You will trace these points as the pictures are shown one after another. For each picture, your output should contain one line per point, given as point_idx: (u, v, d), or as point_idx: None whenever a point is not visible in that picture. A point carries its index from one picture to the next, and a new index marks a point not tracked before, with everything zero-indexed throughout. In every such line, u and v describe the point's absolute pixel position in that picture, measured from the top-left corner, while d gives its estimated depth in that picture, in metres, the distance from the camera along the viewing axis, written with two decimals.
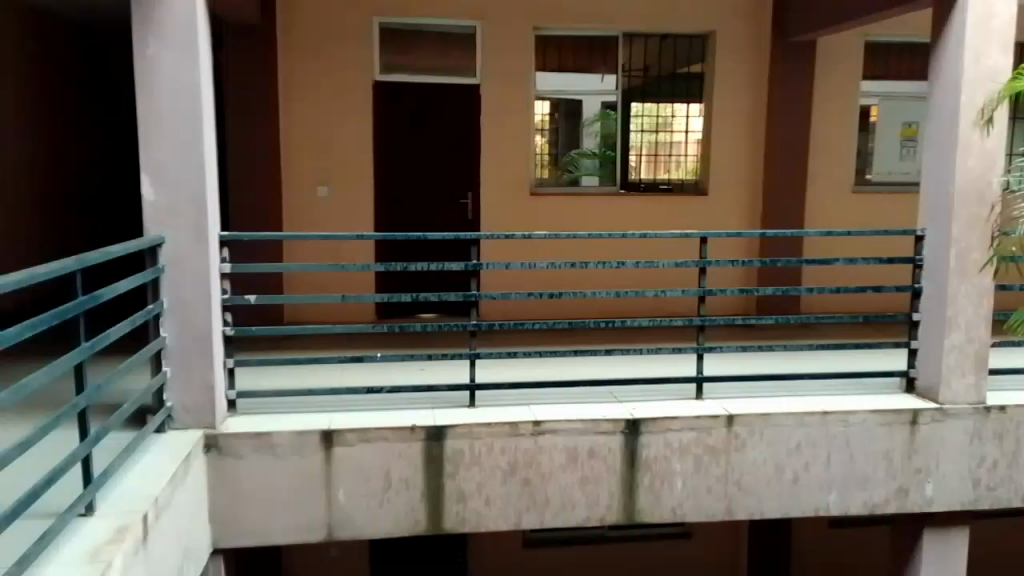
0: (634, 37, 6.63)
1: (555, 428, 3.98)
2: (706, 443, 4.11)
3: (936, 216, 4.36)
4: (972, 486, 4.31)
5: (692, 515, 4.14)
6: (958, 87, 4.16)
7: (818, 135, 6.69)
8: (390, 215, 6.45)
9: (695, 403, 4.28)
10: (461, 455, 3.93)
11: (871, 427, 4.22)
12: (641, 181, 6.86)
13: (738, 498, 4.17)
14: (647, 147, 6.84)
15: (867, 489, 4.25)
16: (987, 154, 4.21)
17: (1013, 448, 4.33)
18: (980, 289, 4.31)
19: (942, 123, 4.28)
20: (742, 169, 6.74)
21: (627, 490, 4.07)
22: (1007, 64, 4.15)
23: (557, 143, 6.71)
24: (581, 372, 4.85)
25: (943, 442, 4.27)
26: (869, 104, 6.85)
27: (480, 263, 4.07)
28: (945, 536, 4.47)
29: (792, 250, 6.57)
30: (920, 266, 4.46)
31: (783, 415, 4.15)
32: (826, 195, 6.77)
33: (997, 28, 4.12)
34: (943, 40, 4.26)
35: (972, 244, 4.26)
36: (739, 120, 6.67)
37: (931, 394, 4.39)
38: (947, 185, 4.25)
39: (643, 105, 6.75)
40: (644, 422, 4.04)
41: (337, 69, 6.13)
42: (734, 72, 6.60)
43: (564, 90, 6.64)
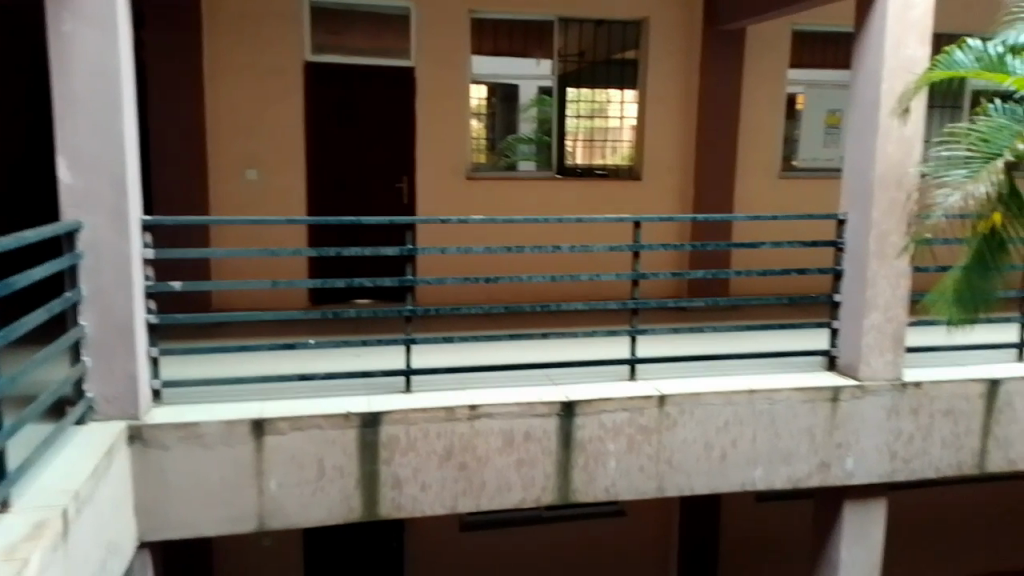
0: (569, 23, 6.66)
1: (490, 412, 3.99)
2: (639, 423, 4.19)
3: (856, 201, 4.53)
4: (889, 459, 4.52)
5: (625, 495, 4.22)
6: (878, 76, 4.31)
7: (747, 122, 6.84)
8: (323, 199, 6.33)
9: (628, 384, 4.35)
10: (396, 441, 3.90)
11: (795, 405, 4.37)
12: (577, 167, 6.93)
13: (669, 476, 4.27)
14: (583, 132, 6.91)
15: (791, 464, 4.41)
16: (904, 141, 4.38)
17: (927, 422, 4.55)
18: (898, 271, 4.50)
19: (863, 112, 4.44)
20: (675, 155, 6.85)
21: (562, 471, 4.13)
22: (924, 54, 4.33)
23: (494, 128, 6.70)
24: (516, 355, 4.87)
25: (863, 418, 4.46)
26: (796, 92, 7.04)
27: (415, 248, 4.04)
28: (864, 508, 4.67)
29: (722, 234, 6.73)
30: (842, 249, 4.65)
31: (713, 395, 4.26)
32: (756, 181, 6.95)
33: (915, 19, 4.28)
34: (864, 30, 4.41)
35: (890, 228, 4.45)
36: (672, 106, 6.77)
37: (851, 371, 4.58)
38: (868, 171, 4.42)
39: (578, 91, 6.82)
40: (578, 404, 4.09)
41: (267, 49, 5.96)
42: (667, 58, 6.69)
43: (500, 75, 6.61)
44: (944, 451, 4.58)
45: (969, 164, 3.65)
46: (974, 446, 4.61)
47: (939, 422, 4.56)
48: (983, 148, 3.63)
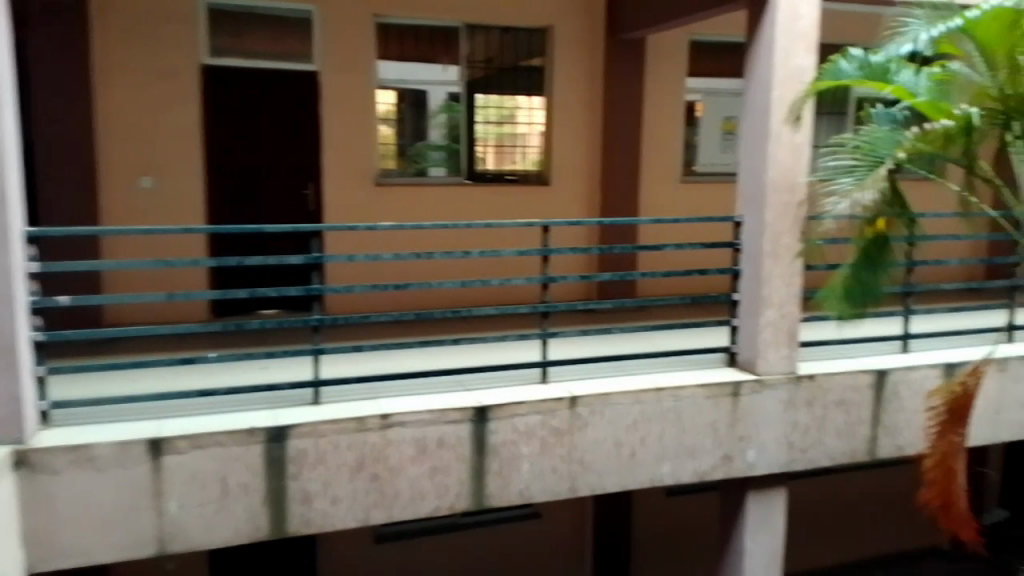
0: (475, 29, 6.67)
1: (402, 420, 3.96)
2: (551, 425, 4.24)
3: (751, 204, 4.73)
4: (787, 450, 4.74)
5: (538, 497, 4.26)
6: (769, 84, 4.53)
7: (649, 127, 7.04)
8: (223, 206, 6.12)
9: (539, 387, 4.40)
10: (305, 455, 3.81)
11: (700, 401, 4.52)
12: (487, 172, 6.95)
13: (581, 476, 4.34)
14: (492, 138, 6.95)
15: (696, 459, 4.56)
16: (795, 146, 4.61)
17: (821, 413, 4.79)
18: (792, 269, 4.72)
19: (756, 117, 4.65)
20: (582, 160, 6.98)
21: (475, 477, 4.13)
22: (810, 63, 4.58)
23: (404, 133, 6.63)
24: (426, 362, 4.84)
25: (762, 411, 4.66)
26: (694, 100, 7.30)
27: (322, 256, 3.96)
28: (765, 498, 4.87)
29: (628, 237, 6.90)
30: (739, 250, 4.85)
31: (622, 395, 4.36)
32: (658, 185, 7.15)
33: (803, 29, 4.53)
34: (755, 40, 4.63)
35: (783, 229, 4.67)
36: (579, 113, 6.90)
37: (750, 366, 4.77)
38: (760, 174, 4.63)
39: (486, 97, 6.86)
40: (491, 408, 4.10)
41: (161, 51, 5.73)
42: (571, 65, 6.80)
43: (408, 80, 6.56)
44: (838, 440, 4.84)
45: (855, 171, 3.83)
46: (865, 434, 4.89)
47: (832, 412, 4.81)
48: (867, 156, 3.84)
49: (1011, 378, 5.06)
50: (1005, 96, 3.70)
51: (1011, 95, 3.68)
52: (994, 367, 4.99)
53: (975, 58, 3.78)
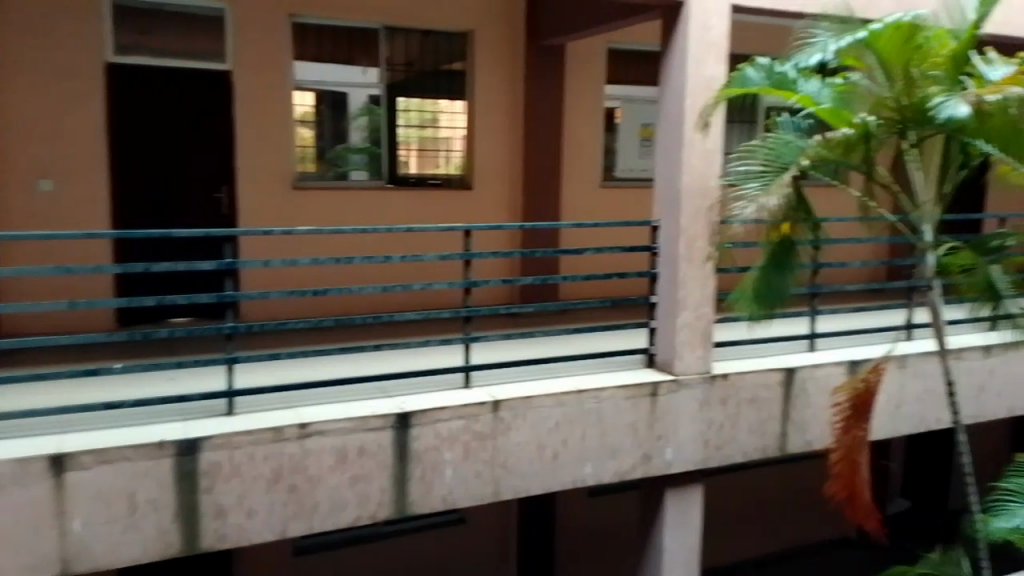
0: (395, 32, 6.61)
1: (321, 429, 3.87)
2: (473, 429, 4.23)
3: (667, 209, 4.86)
4: (703, 447, 4.88)
5: (462, 502, 4.25)
6: (682, 92, 4.67)
7: (570, 132, 7.12)
8: (131, 210, 5.87)
9: (461, 392, 4.39)
10: (218, 467, 3.69)
11: (620, 402, 4.60)
12: (410, 176, 6.86)
13: (504, 479, 4.36)
14: (414, 141, 6.87)
15: (617, 459, 4.63)
16: (707, 153, 4.76)
17: (735, 410, 4.95)
18: (706, 273, 4.87)
19: (670, 123, 4.78)
20: (504, 165, 7.00)
21: (397, 484, 4.08)
22: (721, 73, 4.75)
23: (323, 135, 6.50)
24: (346, 369, 4.76)
25: (679, 410, 4.79)
26: (613, 106, 7.44)
27: (235, 261, 3.85)
28: (683, 495, 5.00)
29: (549, 240, 6.98)
30: (656, 253, 4.96)
31: (544, 397, 4.39)
32: (579, 190, 7.26)
33: (712, 40, 4.70)
34: (669, 49, 4.76)
35: (697, 233, 4.81)
36: (500, 117, 6.91)
37: (668, 367, 4.89)
38: (676, 180, 4.75)
39: (407, 100, 6.80)
40: (413, 414, 4.07)
41: (61, 47, 5.44)
42: (492, 69, 6.82)
43: (325, 81, 6.44)
44: (751, 436, 5.01)
45: (761, 177, 3.99)
46: (776, 430, 5.07)
47: (745, 410, 4.97)
48: (774, 164, 3.99)
49: (909, 374, 5.35)
50: (901, 106, 3.90)
51: (906, 105, 3.88)
52: (894, 364, 5.26)
53: (875, 70, 3.93)
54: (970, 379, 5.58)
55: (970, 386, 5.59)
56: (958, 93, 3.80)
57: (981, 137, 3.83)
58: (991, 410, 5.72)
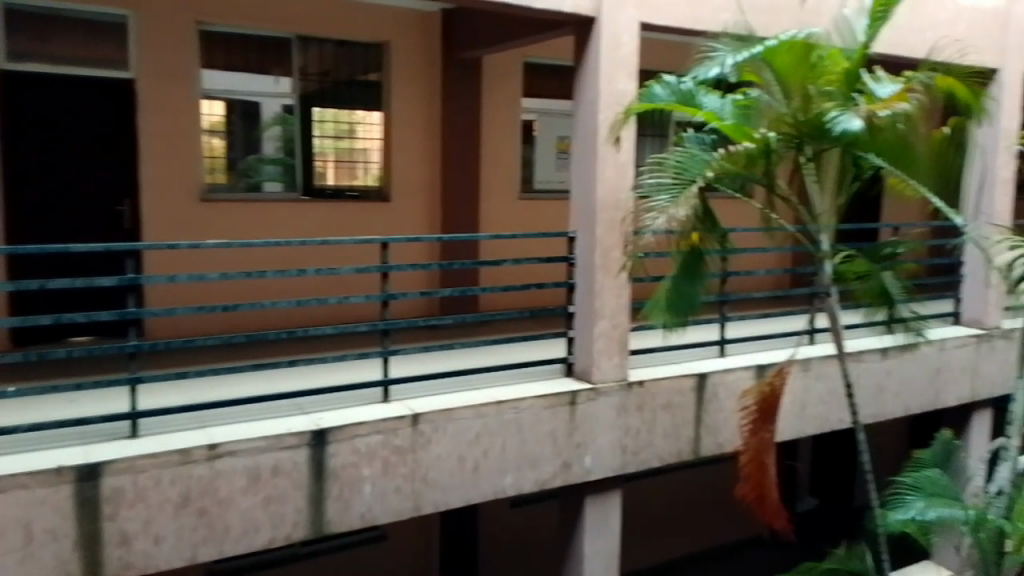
0: (308, 42, 6.50)
1: (232, 449, 3.75)
2: (392, 444, 4.18)
3: (582, 220, 4.94)
4: (621, 453, 4.97)
5: (381, 518, 4.19)
6: (596, 106, 4.79)
7: (487, 144, 7.17)
8: (25, 224, 5.57)
9: (380, 407, 4.33)
10: (122, 493, 3.52)
11: (539, 411, 4.64)
12: (326, 187, 6.75)
13: (424, 494, 4.32)
14: (331, 152, 6.77)
15: (537, 468, 4.67)
16: (620, 166, 4.88)
17: (650, 416, 5.07)
18: (621, 283, 4.99)
19: (584, 137, 4.88)
20: (422, 177, 6.97)
21: (314, 503, 3.99)
22: (631, 88, 4.88)
23: (234, 146, 6.31)
24: (259, 387, 4.62)
25: (597, 417, 4.86)
26: (529, 119, 7.53)
27: (139, 277, 3.70)
28: (602, 502, 5.07)
29: (468, 251, 6.98)
30: (573, 264, 5.03)
31: (463, 409, 4.39)
32: (498, 201, 7.30)
33: (623, 57, 4.83)
34: (582, 65, 4.87)
35: (611, 243, 4.92)
36: (417, 129, 6.89)
37: (586, 375, 4.96)
38: (591, 193, 4.85)
39: (323, 110, 6.70)
40: (329, 431, 3.99)
41: None
42: (408, 81, 6.80)
43: (236, 90, 6.26)
44: (666, 441, 5.14)
45: (669, 190, 4.10)
46: (689, 435, 5.22)
47: (660, 415, 5.10)
48: (681, 176, 4.12)
49: (812, 377, 5.60)
50: (798, 122, 4.07)
51: (803, 121, 4.06)
52: (798, 366, 5.50)
53: (772, 86, 4.10)
54: (868, 380, 5.88)
55: (869, 386, 5.89)
56: (851, 109, 4.03)
57: (871, 150, 4.09)
58: (889, 408, 6.04)
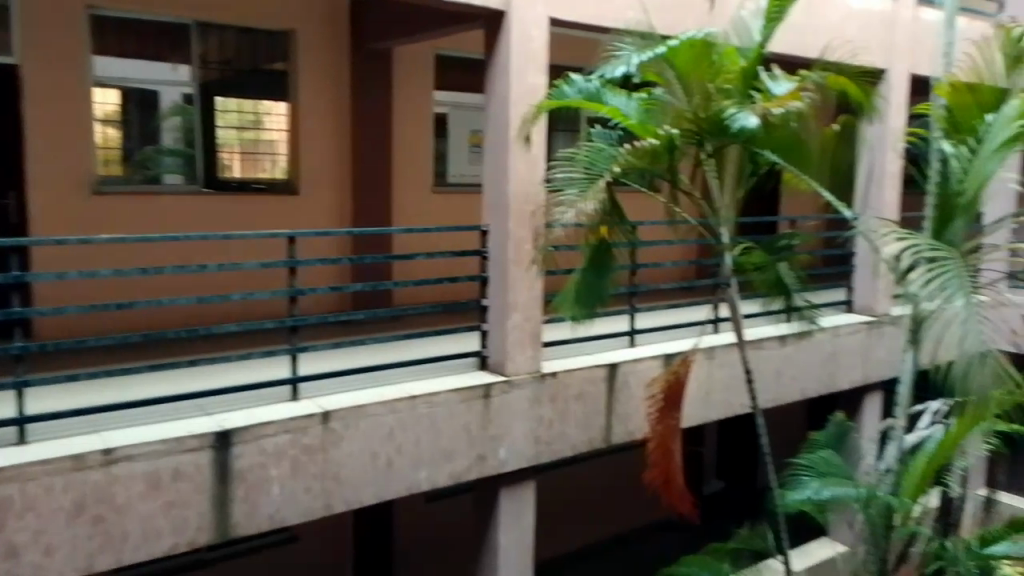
0: (209, 29, 6.24)
1: (130, 454, 3.59)
2: (301, 443, 4.09)
3: (495, 213, 4.96)
4: (535, 444, 5.02)
5: (290, 519, 4.10)
6: (506, 100, 4.81)
7: (399, 137, 7.09)
8: None
9: (288, 406, 4.23)
10: (8, 503, 3.33)
11: (453, 405, 4.63)
12: (231, 180, 6.51)
13: (336, 492, 4.25)
14: (238, 144, 6.53)
15: (451, 462, 4.66)
16: (531, 160, 4.92)
17: (563, 407, 5.14)
18: (533, 276, 5.03)
19: (496, 130, 4.88)
20: (331, 170, 6.83)
21: (219, 506, 3.87)
22: (542, 83, 4.93)
23: (130, 135, 5.98)
24: (160, 388, 4.44)
25: (511, 410, 4.89)
26: (441, 112, 7.48)
27: (24, 275, 3.48)
28: (516, 493, 5.12)
29: (380, 245, 6.89)
30: (487, 257, 5.04)
31: (376, 405, 4.33)
32: (411, 194, 7.24)
33: (532, 51, 4.86)
34: (492, 58, 4.87)
35: (523, 236, 4.96)
36: (326, 120, 6.75)
37: (500, 368, 4.99)
38: (503, 186, 4.87)
39: (226, 100, 6.44)
40: (234, 432, 3.87)
41: None
42: (316, 71, 6.65)
43: (131, 78, 5.93)
44: (579, 431, 5.22)
45: (576, 184, 4.19)
46: (601, 424, 5.32)
47: (572, 405, 5.18)
48: (587, 170, 4.22)
49: (716, 364, 5.81)
50: (699, 119, 4.20)
51: (703, 118, 4.20)
52: (702, 355, 5.70)
53: (674, 85, 4.22)
54: (768, 367, 6.15)
55: (768, 373, 6.16)
56: (747, 106, 4.17)
57: (769, 147, 4.28)
58: (787, 393, 6.33)
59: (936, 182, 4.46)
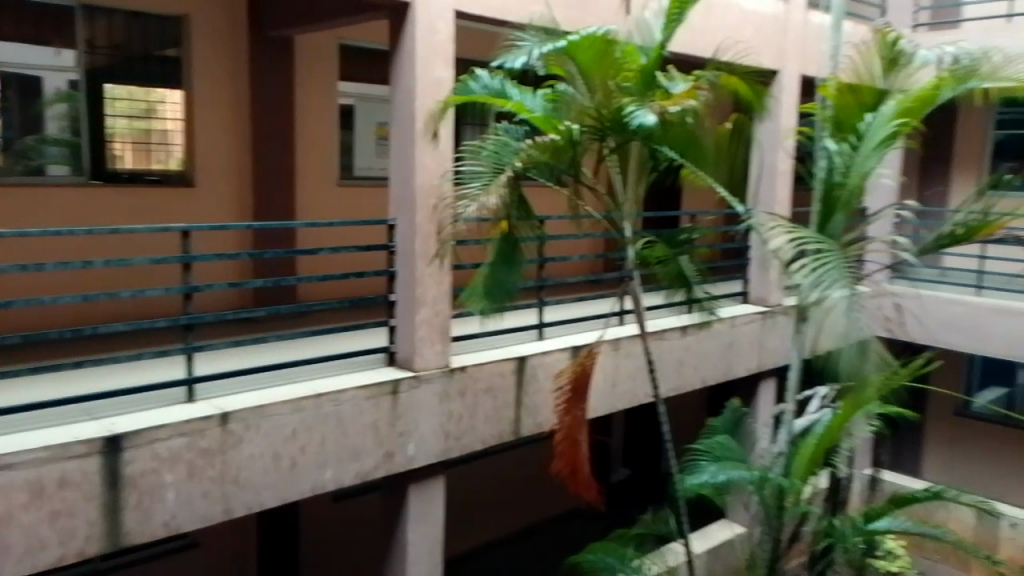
0: (96, 12, 5.90)
1: (9, 462, 3.37)
2: (199, 446, 3.94)
3: (401, 207, 4.90)
4: (444, 439, 5.00)
5: (187, 525, 3.94)
6: (412, 92, 4.75)
7: (303, 128, 6.91)
8: None
9: (184, 407, 4.05)
10: None
11: (360, 402, 4.56)
12: (123, 171, 6.17)
13: (236, 496, 4.11)
14: (131, 134, 6.18)
15: (358, 460, 4.59)
16: (438, 153, 4.89)
17: (472, 401, 5.14)
18: (441, 270, 5.00)
19: (401, 123, 4.82)
20: (230, 162, 6.60)
21: (110, 514, 3.68)
22: (448, 76, 4.90)
23: (9, 124, 5.61)
24: (44, 393, 4.18)
25: (419, 406, 4.85)
26: (346, 103, 7.32)
27: None
28: (425, 490, 5.09)
29: (282, 240, 6.71)
30: (394, 251, 4.98)
31: (278, 405, 4.21)
32: (315, 187, 7.08)
33: (438, 44, 4.82)
34: (398, 49, 4.80)
35: (430, 231, 4.92)
36: (226, 111, 6.52)
37: (408, 363, 4.94)
38: (409, 180, 4.82)
39: (114, 87, 6.07)
40: (125, 436, 3.68)
41: None
42: (213, 59, 6.40)
43: (9, 62, 5.56)
44: (488, 425, 5.23)
45: (481, 177, 4.25)
46: (510, 417, 5.35)
47: (481, 399, 5.18)
48: (491, 164, 4.24)
49: (621, 355, 5.94)
50: (601, 115, 4.26)
51: (604, 114, 4.25)
52: (608, 347, 5.81)
53: (577, 80, 4.27)
54: (670, 357, 6.33)
55: (670, 362, 6.35)
56: (646, 104, 4.24)
57: (666, 144, 4.40)
58: (688, 382, 6.54)
59: (821, 178, 4.65)
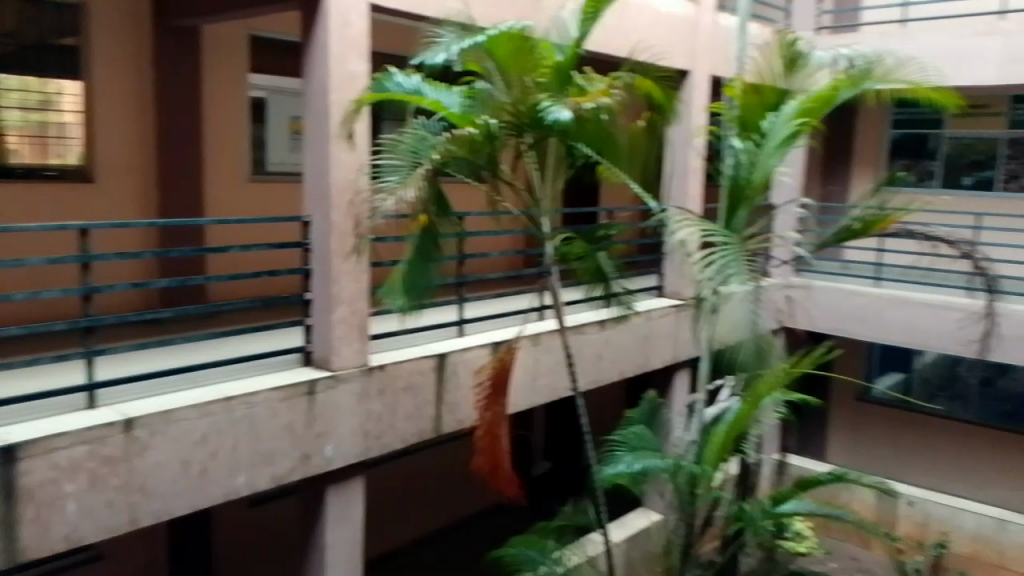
0: None
1: None
2: (101, 454, 3.76)
3: (316, 204, 4.80)
4: (362, 439, 4.94)
5: (90, 537, 3.77)
6: (326, 86, 4.65)
7: (212, 122, 6.69)
8: None
9: (86, 414, 3.87)
10: None
11: (274, 404, 4.45)
12: (19, 167, 5.81)
13: (143, 505, 3.95)
14: (28, 127, 5.84)
15: (273, 463, 4.48)
16: (354, 149, 4.81)
17: (391, 400, 5.09)
18: (359, 268, 4.94)
19: (315, 118, 4.72)
20: (134, 157, 6.32)
21: (4, 529, 3.49)
22: (363, 70, 4.82)
23: None
24: None
25: (336, 406, 4.78)
26: (258, 97, 7.10)
27: None
28: (343, 491, 5.01)
29: (190, 238, 6.48)
30: (309, 249, 4.88)
31: (187, 409, 4.07)
32: (227, 183, 6.87)
33: (351, 37, 4.73)
34: (310, 42, 4.70)
35: (347, 228, 4.85)
36: (129, 103, 6.25)
37: (325, 363, 4.85)
38: (324, 176, 4.72)
39: (6, 77, 5.74)
40: (19, 447, 3.49)
41: None
42: (113, 48, 6.12)
43: None
44: (407, 423, 5.19)
45: (399, 171, 4.16)
46: (430, 414, 5.33)
47: (401, 398, 5.14)
48: (409, 158, 4.18)
49: (541, 350, 5.99)
50: (518, 111, 4.30)
51: (521, 110, 4.30)
52: (527, 341, 5.86)
53: (495, 76, 4.28)
54: (588, 350, 6.43)
55: (589, 356, 6.45)
56: (561, 100, 4.28)
57: (582, 139, 4.47)
58: (606, 375, 6.66)
59: (728, 175, 4.80)
